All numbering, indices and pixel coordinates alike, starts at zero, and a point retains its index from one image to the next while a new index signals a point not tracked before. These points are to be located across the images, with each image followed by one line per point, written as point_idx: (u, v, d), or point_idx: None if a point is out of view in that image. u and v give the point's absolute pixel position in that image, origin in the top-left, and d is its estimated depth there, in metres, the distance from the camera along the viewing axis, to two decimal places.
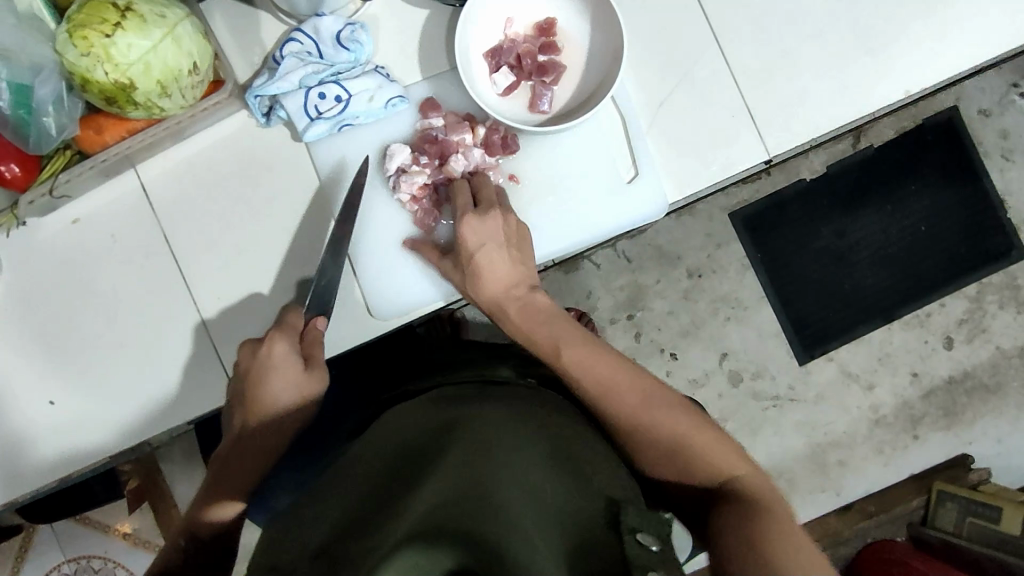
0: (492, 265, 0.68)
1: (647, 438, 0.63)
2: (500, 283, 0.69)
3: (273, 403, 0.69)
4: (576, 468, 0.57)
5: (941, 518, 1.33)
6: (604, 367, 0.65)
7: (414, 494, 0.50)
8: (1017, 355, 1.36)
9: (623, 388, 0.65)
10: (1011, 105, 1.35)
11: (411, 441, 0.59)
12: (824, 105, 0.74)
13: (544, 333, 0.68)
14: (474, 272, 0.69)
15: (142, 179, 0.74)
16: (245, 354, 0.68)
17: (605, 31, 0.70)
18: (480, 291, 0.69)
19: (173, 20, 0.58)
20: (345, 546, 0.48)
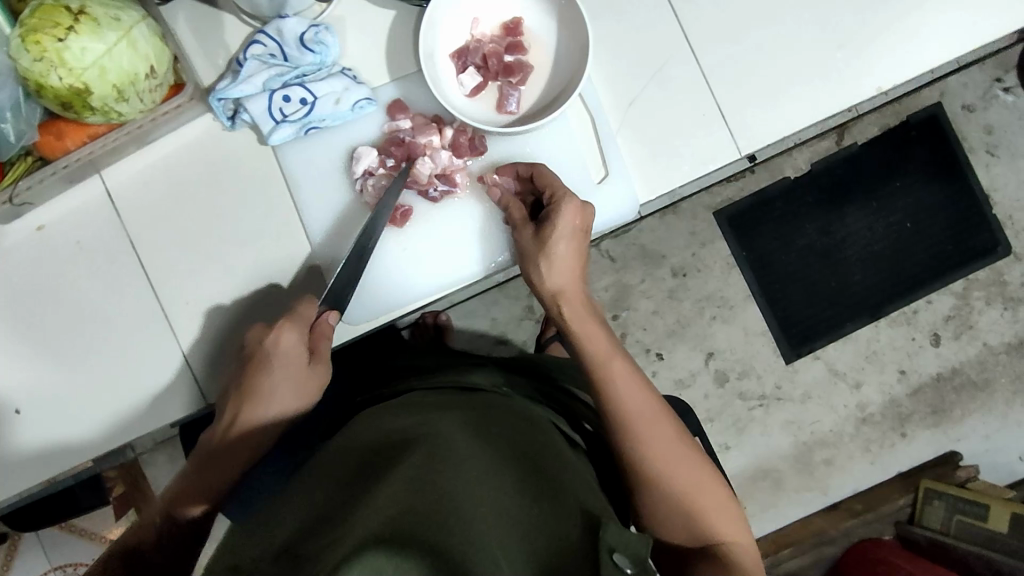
0: (566, 254, 0.68)
1: (667, 482, 0.62)
2: (567, 276, 0.68)
3: (270, 396, 0.67)
4: (545, 486, 0.55)
5: (927, 516, 1.32)
6: (638, 392, 0.65)
7: (377, 493, 0.47)
8: (1004, 351, 1.36)
9: (661, 427, 0.64)
10: (995, 100, 1.35)
11: (372, 446, 0.56)
12: (797, 102, 0.73)
13: (594, 341, 0.67)
14: (548, 255, 0.68)
15: (107, 185, 0.73)
16: (255, 338, 0.68)
17: (572, 29, 0.70)
18: (545, 275, 0.68)
19: (128, 23, 0.57)
20: (304, 546, 0.44)
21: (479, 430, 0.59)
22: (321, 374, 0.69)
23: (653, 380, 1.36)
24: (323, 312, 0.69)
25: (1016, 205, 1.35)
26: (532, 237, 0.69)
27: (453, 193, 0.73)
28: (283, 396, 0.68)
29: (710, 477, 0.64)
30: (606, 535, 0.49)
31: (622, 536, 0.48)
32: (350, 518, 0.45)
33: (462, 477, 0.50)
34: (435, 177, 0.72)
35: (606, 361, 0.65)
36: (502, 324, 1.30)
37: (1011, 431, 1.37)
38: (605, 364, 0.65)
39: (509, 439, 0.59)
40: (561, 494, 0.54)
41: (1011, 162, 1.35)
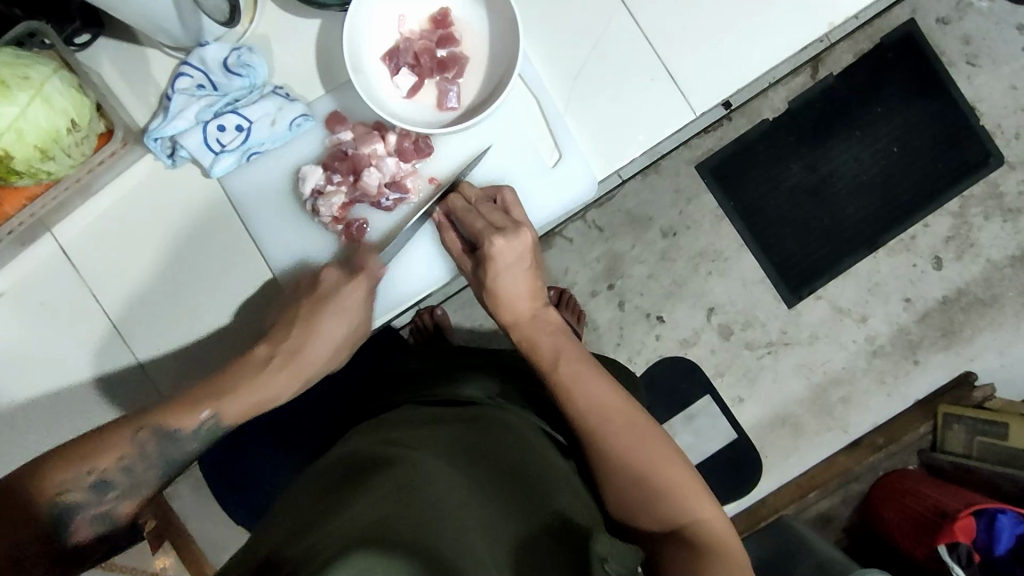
0: (512, 284, 0.70)
1: (622, 455, 0.60)
2: (517, 299, 0.70)
3: (329, 333, 0.69)
4: (529, 499, 0.54)
5: (949, 441, 1.30)
6: (598, 385, 0.63)
7: (357, 505, 0.47)
8: (1009, 264, 1.33)
9: (618, 413, 0.62)
10: (970, 8, 1.30)
11: (355, 457, 0.55)
12: (749, 48, 0.70)
13: (548, 340, 0.69)
14: (491, 290, 0.71)
15: (60, 242, 0.72)
16: (330, 281, 0.69)
17: (501, 11, 0.67)
18: (496, 305, 0.71)
19: (38, 80, 0.55)
20: (288, 551, 0.44)
21: (464, 441, 0.58)
22: (370, 320, 0.72)
23: (657, 343, 1.34)
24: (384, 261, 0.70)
25: (1003, 113, 1.31)
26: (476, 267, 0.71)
27: (406, 200, 0.71)
28: (339, 337, 0.69)
29: (666, 453, 0.60)
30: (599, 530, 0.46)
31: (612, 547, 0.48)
32: (331, 523, 0.45)
33: (444, 492, 0.51)
34: (385, 187, 0.70)
35: (556, 367, 0.66)
36: None
37: None
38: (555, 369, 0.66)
39: (498, 454, 0.57)
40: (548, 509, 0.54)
41: (994, 69, 1.30)
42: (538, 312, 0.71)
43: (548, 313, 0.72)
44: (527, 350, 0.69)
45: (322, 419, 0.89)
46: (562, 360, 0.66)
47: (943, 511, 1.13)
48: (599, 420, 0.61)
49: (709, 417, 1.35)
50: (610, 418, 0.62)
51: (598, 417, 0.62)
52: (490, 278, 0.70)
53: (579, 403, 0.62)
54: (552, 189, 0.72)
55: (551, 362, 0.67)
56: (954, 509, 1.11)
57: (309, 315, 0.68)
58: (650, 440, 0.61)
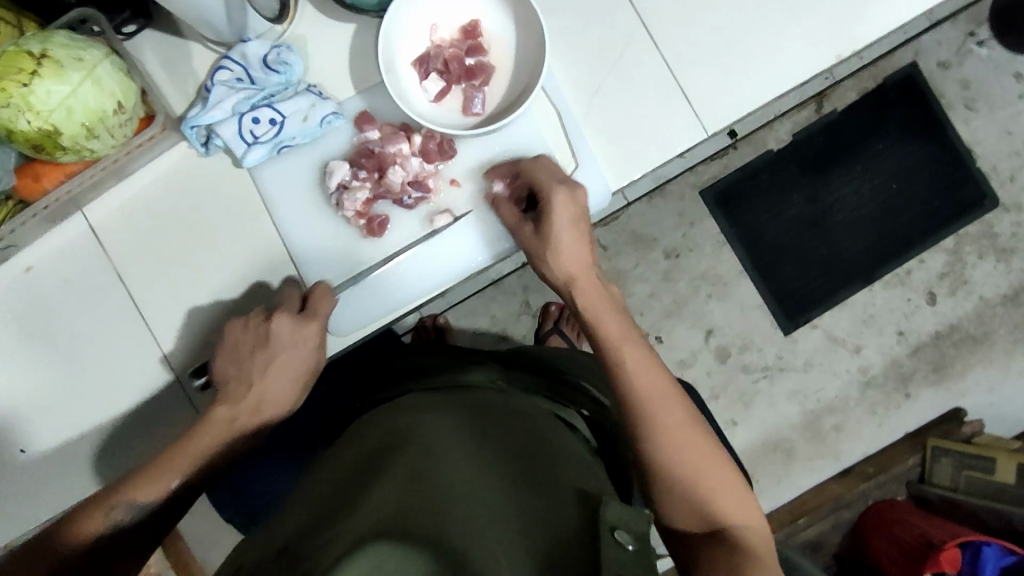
0: (571, 244, 0.68)
1: (675, 455, 0.61)
2: (577, 260, 0.68)
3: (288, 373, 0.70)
4: (540, 472, 0.58)
5: (937, 474, 1.32)
6: (657, 379, 0.63)
7: (371, 501, 0.50)
8: (1000, 303, 1.36)
9: (674, 407, 0.62)
10: (970, 54, 1.34)
11: (370, 453, 0.58)
12: (760, 75, 0.74)
13: (613, 320, 0.66)
14: (552, 245, 0.68)
15: (90, 221, 0.74)
16: (282, 326, 0.69)
17: (528, 25, 0.70)
18: (553, 266, 0.68)
19: (91, 62, 0.59)
20: (306, 542, 0.47)
21: (473, 427, 0.61)
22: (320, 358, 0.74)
23: None
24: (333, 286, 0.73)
25: (999, 156, 1.35)
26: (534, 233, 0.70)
27: (426, 199, 0.74)
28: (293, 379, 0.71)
29: (715, 460, 0.61)
30: (606, 515, 0.50)
31: (621, 514, 0.50)
32: (349, 516, 0.48)
33: (457, 474, 0.54)
34: (407, 186, 0.73)
35: (618, 346, 0.64)
36: (501, 320, 1.31)
37: (1015, 382, 1.37)
38: (617, 349, 0.64)
39: (507, 435, 0.61)
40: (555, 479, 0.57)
41: (991, 114, 1.35)
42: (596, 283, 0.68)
43: (609, 287, 0.70)
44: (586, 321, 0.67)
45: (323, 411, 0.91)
46: (626, 341, 0.65)
47: (929, 541, 1.15)
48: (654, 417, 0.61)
49: None
50: (668, 414, 0.62)
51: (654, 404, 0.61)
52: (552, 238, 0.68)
53: (638, 395, 0.62)
54: None
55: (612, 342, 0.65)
56: (939, 539, 1.13)
57: (268, 363, 0.69)
58: (702, 443, 0.62)
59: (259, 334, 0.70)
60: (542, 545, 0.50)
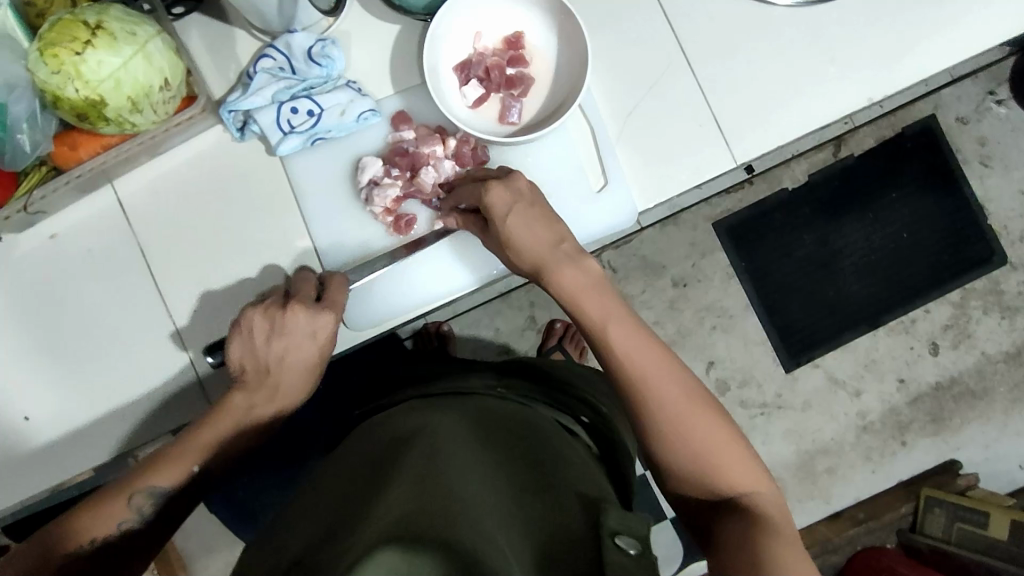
0: (523, 228, 0.65)
1: (675, 431, 0.60)
2: (539, 243, 0.65)
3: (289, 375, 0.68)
4: (544, 480, 0.58)
5: (928, 524, 1.33)
6: (642, 349, 0.61)
7: (382, 505, 0.49)
8: (1002, 360, 1.37)
9: (663, 376, 0.61)
10: (989, 112, 1.37)
11: (375, 457, 0.58)
12: (789, 112, 0.76)
13: (591, 298, 0.64)
14: (507, 237, 0.65)
15: (118, 195, 0.75)
16: (297, 317, 0.66)
17: (571, 42, 0.72)
18: (516, 257, 0.66)
19: (143, 38, 0.59)
20: (319, 554, 0.47)
21: (480, 432, 0.61)
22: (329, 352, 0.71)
23: None
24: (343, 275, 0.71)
25: (1010, 215, 1.37)
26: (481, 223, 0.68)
27: None
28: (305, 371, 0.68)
29: (718, 429, 0.60)
30: (607, 520, 0.52)
31: (624, 520, 0.52)
32: (361, 521, 0.48)
33: (464, 478, 0.54)
34: (438, 187, 0.73)
35: (603, 326, 0.63)
36: (505, 334, 1.31)
37: (1011, 440, 1.37)
38: (598, 326, 0.63)
39: (510, 441, 0.61)
40: (560, 488, 0.57)
41: (1005, 173, 1.37)
42: (576, 252, 0.65)
43: (584, 260, 0.65)
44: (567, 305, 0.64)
45: (322, 409, 0.91)
46: (609, 318, 0.63)
47: None
48: (644, 387, 0.60)
49: None
50: (657, 387, 0.60)
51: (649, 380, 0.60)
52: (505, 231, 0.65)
53: (623, 375, 0.61)
54: (593, 213, 0.76)
55: (598, 325, 0.63)
56: None
57: (280, 353, 0.67)
58: (703, 415, 0.60)
59: (272, 323, 0.66)
60: (550, 552, 0.50)
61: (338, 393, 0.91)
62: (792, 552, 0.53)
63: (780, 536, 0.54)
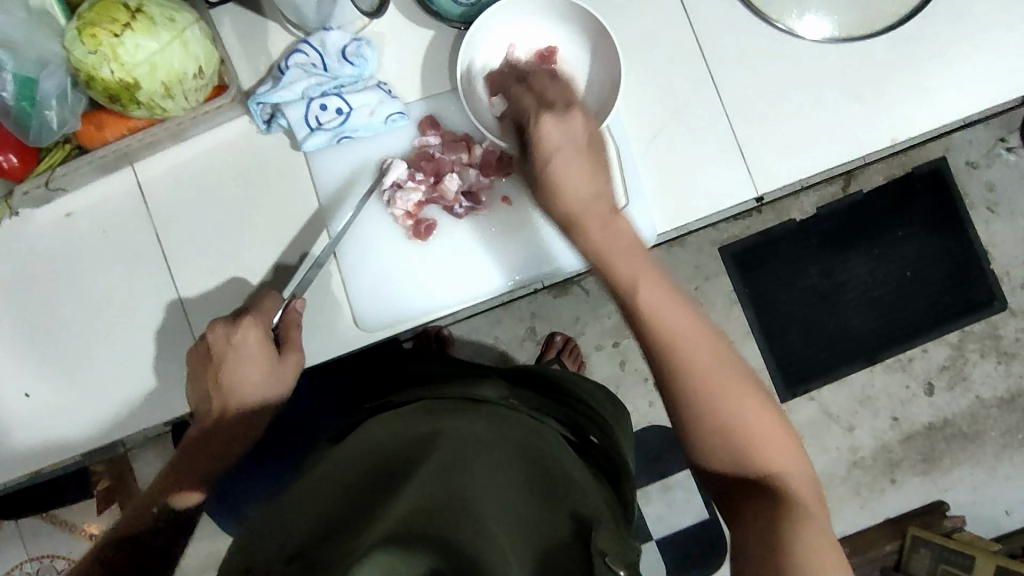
0: (569, 170, 0.64)
1: (707, 400, 0.59)
2: (579, 189, 0.64)
3: (242, 386, 0.69)
4: (549, 491, 0.58)
5: (914, 563, 1.33)
6: (678, 313, 0.60)
7: (391, 505, 0.49)
8: (995, 405, 1.38)
9: (700, 343, 0.60)
10: (998, 158, 1.38)
11: (383, 456, 0.58)
12: (811, 146, 0.76)
13: (622, 257, 0.63)
14: (548, 177, 0.65)
15: (138, 177, 0.74)
16: (217, 336, 0.67)
17: (603, 60, 0.72)
18: (555, 199, 0.65)
19: (181, 25, 0.59)
20: (320, 549, 0.46)
21: (490, 436, 0.61)
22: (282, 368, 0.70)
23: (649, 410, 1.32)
24: (293, 298, 0.71)
25: (1012, 261, 1.38)
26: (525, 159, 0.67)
27: (476, 211, 0.75)
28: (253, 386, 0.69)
29: (752, 404, 0.59)
30: (600, 537, 0.53)
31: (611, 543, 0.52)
32: (366, 521, 0.48)
33: (472, 479, 0.54)
34: (461, 195, 0.74)
35: (635, 284, 0.61)
36: (505, 342, 1.31)
37: (998, 485, 1.38)
38: (631, 281, 0.61)
39: (518, 450, 0.61)
40: (564, 500, 0.57)
41: (1011, 220, 1.38)
42: (609, 211, 0.64)
43: (618, 218, 0.65)
44: (598, 259, 0.64)
45: (314, 405, 0.89)
46: (642, 278, 0.61)
47: None
48: (680, 351, 0.59)
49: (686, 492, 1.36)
50: (689, 356, 0.59)
51: (677, 350, 0.59)
52: (544, 172, 0.65)
53: (659, 335, 0.60)
54: None
55: (630, 285, 0.61)
56: None
57: (221, 373, 0.68)
58: (736, 387, 0.59)
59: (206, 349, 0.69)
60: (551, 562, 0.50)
61: (336, 387, 0.89)
62: (821, 535, 0.52)
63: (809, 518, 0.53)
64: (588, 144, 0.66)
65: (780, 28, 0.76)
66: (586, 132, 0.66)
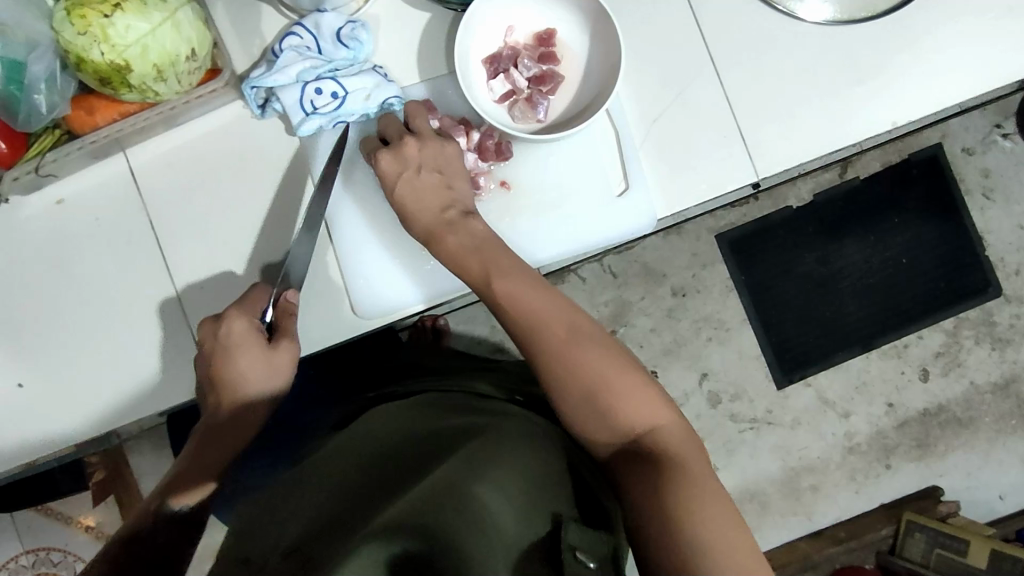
0: (416, 189, 0.66)
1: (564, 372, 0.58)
2: (433, 207, 0.66)
3: (242, 375, 0.66)
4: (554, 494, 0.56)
5: (908, 548, 1.34)
6: (534, 298, 0.61)
7: (390, 506, 0.48)
8: (989, 391, 1.39)
9: (551, 327, 0.60)
10: (994, 145, 1.38)
11: (384, 451, 0.58)
12: (810, 131, 0.76)
13: (475, 254, 0.64)
14: (399, 202, 0.67)
15: (130, 163, 0.73)
16: (206, 334, 0.67)
17: (602, 43, 0.72)
18: (415, 220, 0.67)
19: (173, 5, 0.58)
20: (316, 548, 0.46)
21: (485, 427, 0.60)
22: (281, 353, 0.67)
23: None
24: (280, 291, 0.68)
25: (1008, 248, 1.38)
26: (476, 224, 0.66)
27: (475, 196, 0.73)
28: (257, 373, 0.67)
29: (615, 366, 0.58)
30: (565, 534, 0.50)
31: (581, 536, 0.50)
32: (365, 521, 0.47)
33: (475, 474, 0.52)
34: None
35: (489, 281, 0.62)
36: (500, 331, 1.31)
37: (992, 470, 1.39)
38: (488, 280, 0.63)
39: (519, 435, 0.60)
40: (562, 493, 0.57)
41: (1006, 206, 1.38)
42: (461, 219, 0.66)
43: (472, 223, 0.66)
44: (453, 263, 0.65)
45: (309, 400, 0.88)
46: (496, 275, 0.62)
47: None
48: (533, 333, 0.60)
49: None
50: (540, 336, 0.60)
51: (528, 330, 0.60)
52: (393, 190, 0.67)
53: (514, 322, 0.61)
54: (614, 217, 0.75)
55: (483, 279, 0.63)
56: None
57: (216, 368, 0.66)
58: (604, 359, 0.59)
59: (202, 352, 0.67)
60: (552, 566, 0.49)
61: (328, 377, 0.88)
62: (695, 493, 0.51)
63: (680, 476, 0.52)
64: (442, 161, 0.67)
65: (781, 10, 0.75)
66: (444, 151, 0.68)
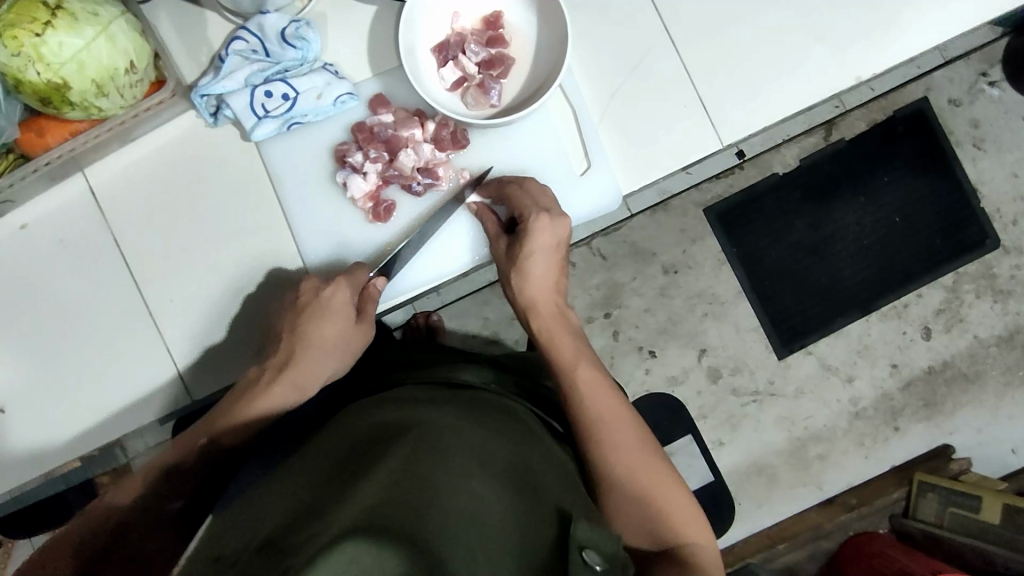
0: (541, 266, 0.71)
1: (629, 477, 0.65)
2: (542, 289, 0.73)
3: (319, 343, 0.69)
4: (531, 495, 0.55)
5: (922, 510, 1.32)
6: (609, 397, 0.68)
7: (359, 490, 0.47)
8: (994, 344, 1.37)
9: (621, 431, 0.67)
10: (981, 94, 1.35)
11: (359, 442, 0.56)
12: (774, 94, 0.74)
13: (568, 339, 0.72)
14: (522, 268, 0.71)
15: (90, 182, 0.73)
16: (309, 288, 0.70)
17: (550, 21, 0.71)
18: (519, 288, 0.72)
19: (106, 19, 0.58)
20: (287, 538, 0.45)
21: (464, 420, 0.59)
22: (363, 331, 0.71)
23: (645, 378, 1.34)
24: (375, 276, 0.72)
25: (1003, 198, 1.36)
26: (506, 251, 0.72)
27: (436, 185, 0.73)
28: (328, 344, 0.69)
29: (669, 481, 0.66)
30: (577, 532, 0.50)
31: (591, 533, 0.51)
32: (335, 507, 0.46)
33: (449, 470, 0.51)
34: (418, 171, 0.72)
35: (575, 368, 0.69)
36: (494, 323, 1.30)
37: (1003, 424, 1.37)
38: (573, 368, 0.69)
39: (498, 434, 0.59)
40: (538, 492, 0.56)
41: (998, 155, 1.36)
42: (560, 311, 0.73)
43: (568, 314, 0.74)
44: (544, 341, 0.72)
45: None
46: (580, 362, 0.70)
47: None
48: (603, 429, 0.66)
49: (688, 458, 1.35)
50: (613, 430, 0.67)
51: (604, 425, 0.66)
52: (519, 258, 0.71)
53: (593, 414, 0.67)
54: (579, 196, 0.75)
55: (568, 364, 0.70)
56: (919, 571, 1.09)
57: (301, 322, 0.69)
58: (659, 471, 0.66)
59: (294, 306, 0.70)
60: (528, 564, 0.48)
61: None
62: None
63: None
64: (558, 244, 0.72)
65: None
66: (555, 235, 0.71)
